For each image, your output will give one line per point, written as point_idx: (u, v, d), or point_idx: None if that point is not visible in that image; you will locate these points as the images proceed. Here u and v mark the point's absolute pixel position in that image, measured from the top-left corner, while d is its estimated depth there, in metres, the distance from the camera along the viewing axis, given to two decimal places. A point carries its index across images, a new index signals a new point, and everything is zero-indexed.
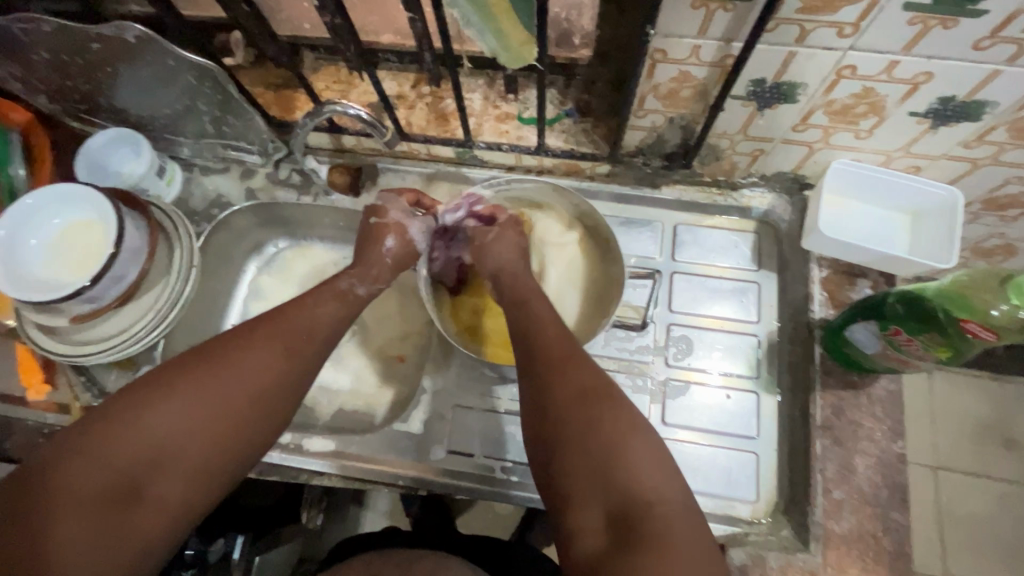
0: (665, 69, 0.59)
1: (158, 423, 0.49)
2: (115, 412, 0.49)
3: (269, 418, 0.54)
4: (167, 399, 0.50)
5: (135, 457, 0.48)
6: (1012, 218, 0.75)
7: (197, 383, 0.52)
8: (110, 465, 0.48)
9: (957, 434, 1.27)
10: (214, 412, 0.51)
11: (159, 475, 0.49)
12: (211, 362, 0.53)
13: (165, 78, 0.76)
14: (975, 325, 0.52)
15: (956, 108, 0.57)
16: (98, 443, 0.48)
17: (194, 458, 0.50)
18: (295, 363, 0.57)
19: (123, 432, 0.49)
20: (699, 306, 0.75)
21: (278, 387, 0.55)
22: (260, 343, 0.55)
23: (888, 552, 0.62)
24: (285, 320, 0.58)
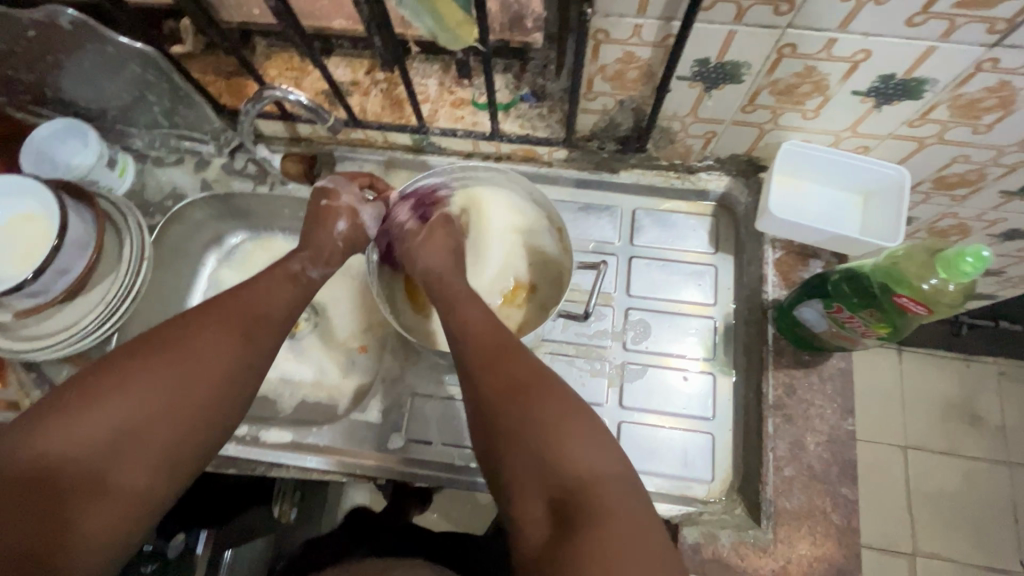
0: (610, 50, 0.59)
1: (113, 411, 0.48)
2: (65, 405, 0.48)
3: (231, 397, 0.54)
4: (121, 386, 0.49)
5: (92, 446, 0.47)
6: (963, 197, 0.76)
7: (151, 368, 0.51)
8: (64, 456, 0.46)
9: (923, 413, 1.30)
10: (171, 393, 0.50)
11: (120, 462, 0.48)
12: (164, 346, 0.52)
13: (107, 67, 0.74)
14: (907, 300, 0.53)
15: (897, 86, 0.57)
16: (48, 435, 0.46)
17: (156, 441, 0.49)
18: (253, 342, 0.56)
19: (75, 422, 0.47)
20: (656, 290, 0.76)
21: (236, 365, 0.54)
22: (213, 327, 0.55)
23: (838, 527, 0.63)
24: (235, 302, 0.57)
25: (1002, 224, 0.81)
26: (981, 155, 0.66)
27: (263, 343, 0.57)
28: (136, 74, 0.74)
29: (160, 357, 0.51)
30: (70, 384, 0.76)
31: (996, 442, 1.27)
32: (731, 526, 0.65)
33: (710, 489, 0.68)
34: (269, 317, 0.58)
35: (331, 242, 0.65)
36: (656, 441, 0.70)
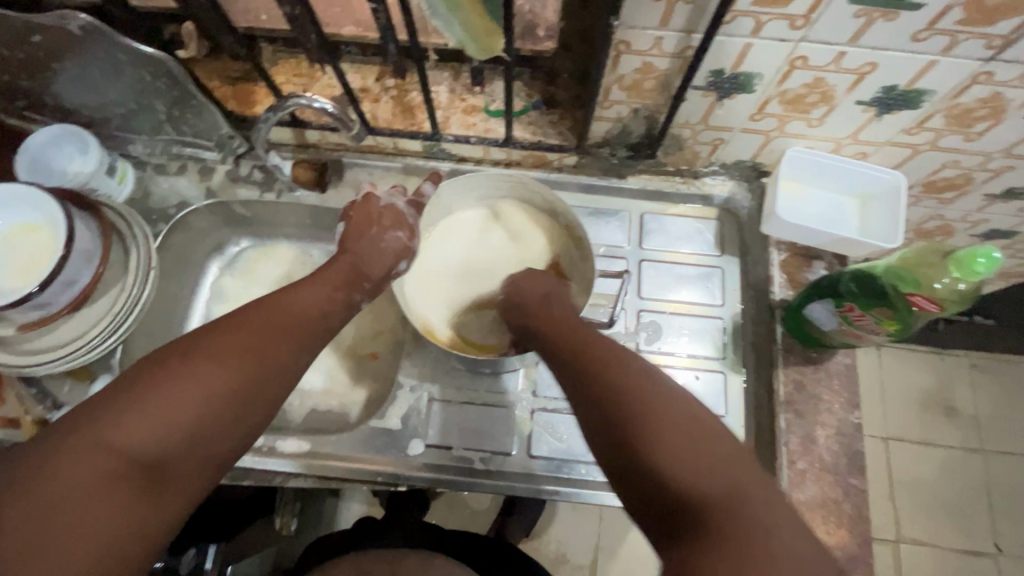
0: (629, 60, 0.61)
1: (171, 400, 0.46)
2: (113, 401, 0.45)
3: (273, 400, 0.53)
4: (175, 381, 0.47)
5: (149, 442, 0.45)
6: (950, 200, 0.81)
7: (204, 364, 0.49)
8: (117, 453, 0.43)
9: (905, 406, 1.36)
10: (224, 391, 0.49)
11: (174, 458, 0.46)
12: (211, 344, 0.51)
13: (113, 73, 0.72)
14: (920, 297, 0.57)
15: (898, 96, 0.61)
16: (102, 431, 0.44)
17: (208, 439, 0.48)
18: (298, 343, 0.56)
19: (131, 417, 0.45)
20: (667, 292, 0.77)
21: (282, 367, 0.53)
22: (265, 325, 0.54)
23: (849, 516, 0.66)
24: (282, 303, 0.57)
25: (984, 225, 0.86)
26: (970, 161, 0.71)
27: (306, 345, 0.57)
28: (143, 79, 0.73)
29: (211, 354, 0.50)
30: (73, 399, 0.73)
31: (972, 431, 1.34)
32: None
33: None
34: (308, 318, 0.58)
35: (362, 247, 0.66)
36: None
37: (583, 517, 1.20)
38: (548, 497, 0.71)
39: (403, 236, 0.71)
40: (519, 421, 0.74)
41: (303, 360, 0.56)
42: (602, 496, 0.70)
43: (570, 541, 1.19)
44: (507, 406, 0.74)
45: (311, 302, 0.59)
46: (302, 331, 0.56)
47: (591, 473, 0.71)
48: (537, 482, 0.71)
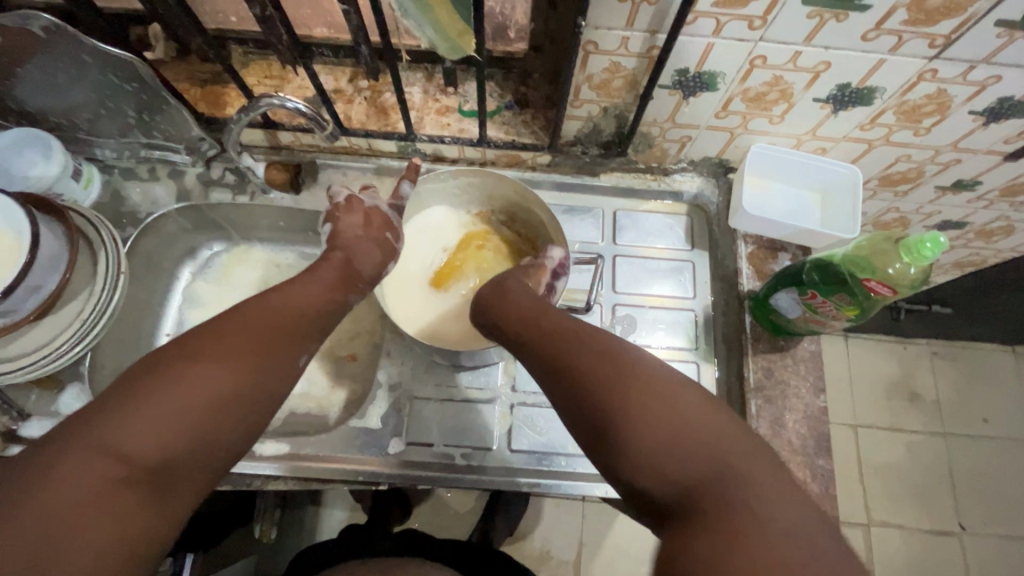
0: (597, 59, 0.63)
1: (177, 402, 0.46)
2: (115, 404, 0.45)
3: (271, 402, 0.52)
4: (175, 383, 0.47)
5: (149, 449, 0.44)
6: (904, 193, 0.85)
7: (203, 366, 0.48)
8: (118, 460, 0.43)
9: (871, 392, 1.41)
10: (225, 393, 0.49)
11: (174, 463, 0.46)
12: (209, 345, 0.50)
13: (76, 73, 0.71)
14: (875, 282, 0.59)
15: (852, 94, 0.64)
16: (103, 438, 0.44)
17: (209, 443, 0.48)
18: (295, 343, 0.55)
19: (131, 423, 0.44)
20: (641, 286, 0.79)
21: (282, 365, 0.54)
22: (264, 323, 0.54)
23: (817, 496, 0.68)
24: (278, 300, 0.57)
25: (936, 216, 0.91)
26: (920, 154, 0.74)
27: (301, 345, 0.56)
28: (109, 81, 0.72)
29: (211, 355, 0.49)
30: (39, 409, 0.71)
31: (933, 415, 1.40)
32: None
33: None
34: (303, 317, 0.57)
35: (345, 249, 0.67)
36: None
37: (566, 513, 1.22)
38: (528, 490, 0.72)
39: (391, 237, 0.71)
40: (498, 416, 0.75)
41: (300, 360, 0.56)
42: (581, 487, 0.71)
43: (553, 537, 1.20)
44: (487, 402, 0.75)
45: (304, 301, 0.59)
46: (296, 330, 0.56)
47: (570, 464, 0.72)
48: (516, 476, 0.72)
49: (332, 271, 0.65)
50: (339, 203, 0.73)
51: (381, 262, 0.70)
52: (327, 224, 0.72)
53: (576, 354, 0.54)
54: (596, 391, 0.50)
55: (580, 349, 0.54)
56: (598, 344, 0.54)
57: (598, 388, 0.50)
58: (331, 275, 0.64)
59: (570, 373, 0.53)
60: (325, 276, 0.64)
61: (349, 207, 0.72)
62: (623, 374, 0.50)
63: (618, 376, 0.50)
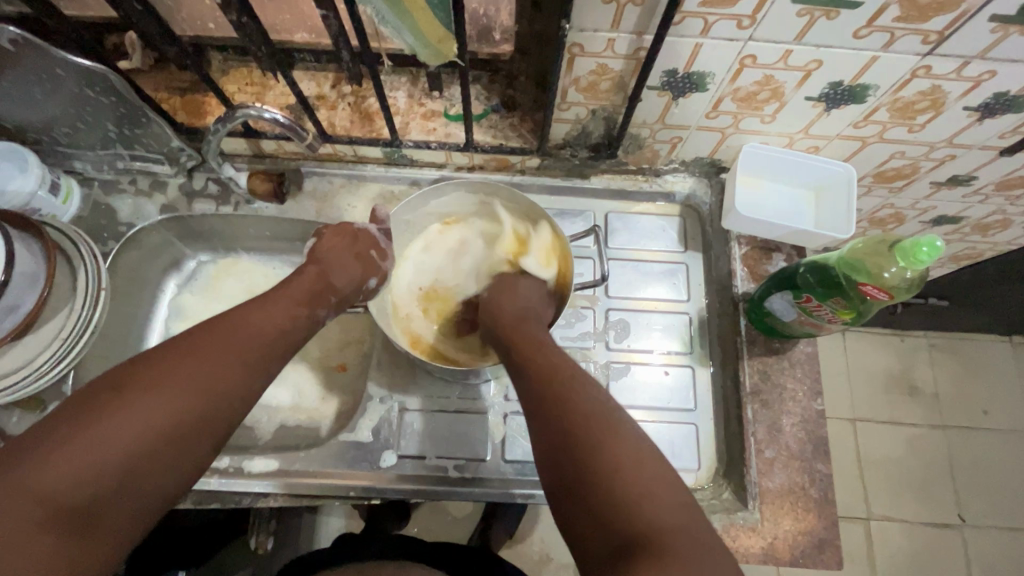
0: (584, 62, 0.61)
1: (108, 435, 0.45)
2: (40, 443, 0.44)
3: (219, 433, 0.51)
4: (109, 417, 0.46)
5: (75, 486, 0.43)
6: (899, 189, 0.84)
7: (141, 398, 0.47)
8: (39, 500, 0.42)
9: (869, 387, 1.41)
10: (164, 425, 0.47)
11: (105, 501, 0.45)
12: (151, 374, 0.49)
13: (49, 86, 0.69)
14: (871, 287, 0.58)
15: (844, 92, 0.63)
16: (24, 478, 0.42)
17: (147, 477, 0.46)
18: (249, 368, 0.54)
19: (57, 459, 0.43)
20: (635, 289, 0.78)
21: (235, 389, 0.52)
22: (209, 347, 0.52)
23: (816, 500, 0.67)
24: (235, 321, 0.56)
25: (932, 212, 0.90)
26: (915, 151, 0.73)
27: (257, 371, 0.55)
28: (84, 95, 0.70)
29: (150, 386, 0.48)
30: (23, 430, 0.70)
31: (932, 408, 1.39)
32: (720, 510, 0.69)
33: (697, 476, 0.71)
34: (259, 339, 0.56)
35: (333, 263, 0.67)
36: None
37: None
38: (523, 501, 0.71)
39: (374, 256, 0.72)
40: (492, 426, 0.73)
41: (256, 385, 0.54)
42: None
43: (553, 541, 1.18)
44: (480, 411, 0.74)
45: (265, 322, 0.57)
46: (249, 354, 0.54)
47: None
48: (512, 486, 0.71)
49: (304, 284, 0.64)
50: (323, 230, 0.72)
51: (362, 278, 0.69)
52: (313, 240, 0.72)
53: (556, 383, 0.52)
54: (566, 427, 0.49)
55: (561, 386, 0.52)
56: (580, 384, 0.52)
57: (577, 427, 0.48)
58: (301, 290, 0.63)
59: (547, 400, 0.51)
60: (294, 291, 0.63)
61: (334, 232, 0.71)
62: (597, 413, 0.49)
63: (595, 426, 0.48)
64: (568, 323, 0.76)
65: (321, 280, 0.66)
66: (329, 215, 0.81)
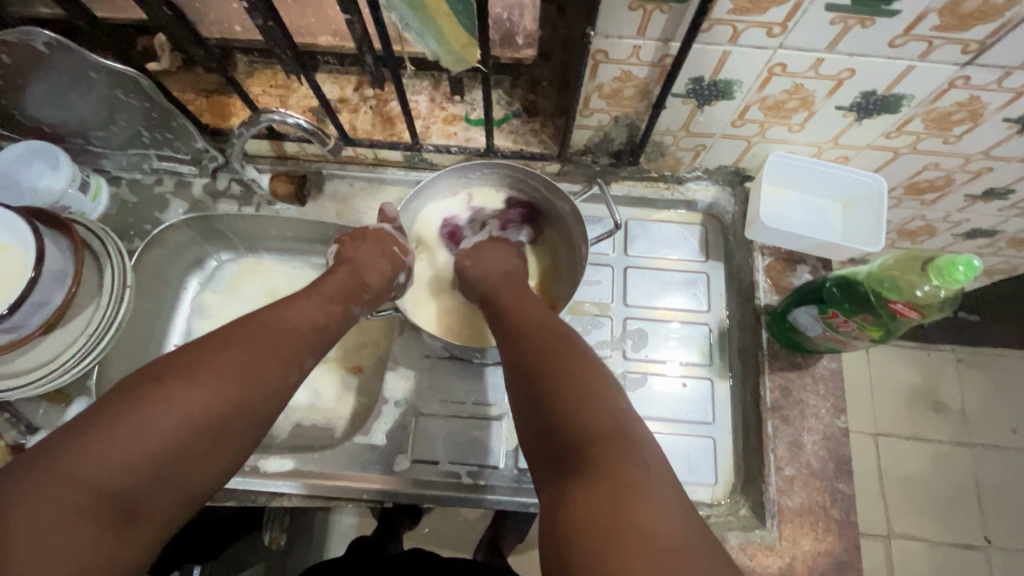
0: (608, 69, 0.60)
1: (151, 423, 0.46)
2: (85, 431, 0.45)
3: (256, 425, 0.52)
4: (150, 405, 0.47)
5: (118, 471, 0.44)
6: (931, 201, 0.81)
7: (183, 389, 0.48)
8: (86, 484, 0.43)
9: (893, 402, 1.37)
10: (201, 415, 0.48)
11: (146, 488, 0.45)
12: (192, 366, 0.50)
13: (82, 88, 0.70)
14: (903, 306, 0.56)
15: (877, 101, 0.61)
16: (70, 463, 0.43)
17: (187, 465, 0.47)
18: (284, 362, 0.54)
19: (100, 447, 0.44)
20: (653, 298, 0.77)
21: (272, 384, 0.53)
22: (243, 342, 0.53)
23: (837, 521, 0.65)
24: (265, 319, 0.56)
25: (965, 225, 0.87)
26: (949, 163, 0.71)
27: (291, 365, 0.55)
28: (114, 97, 0.71)
29: (188, 376, 0.49)
30: (48, 422, 0.72)
31: (959, 425, 1.35)
32: (737, 527, 0.68)
33: (714, 491, 0.70)
34: (293, 334, 0.56)
35: (362, 264, 0.68)
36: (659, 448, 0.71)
37: None
38: (535, 511, 0.70)
39: (398, 252, 0.71)
40: (506, 433, 0.73)
41: (290, 380, 0.55)
42: None
43: None
44: (494, 417, 0.74)
45: (296, 318, 0.58)
46: (285, 349, 0.55)
47: None
48: (525, 495, 0.70)
49: (335, 283, 0.65)
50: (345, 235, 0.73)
51: (391, 276, 0.69)
52: (335, 246, 0.72)
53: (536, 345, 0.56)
54: (539, 385, 0.52)
55: (546, 347, 0.55)
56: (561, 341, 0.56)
57: (549, 379, 0.52)
58: (332, 287, 0.64)
59: (525, 361, 0.55)
60: (327, 289, 0.64)
61: (356, 236, 0.71)
62: (557, 362, 0.53)
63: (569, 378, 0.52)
64: (585, 331, 0.76)
65: (348, 280, 0.66)
66: (349, 217, 0.82)
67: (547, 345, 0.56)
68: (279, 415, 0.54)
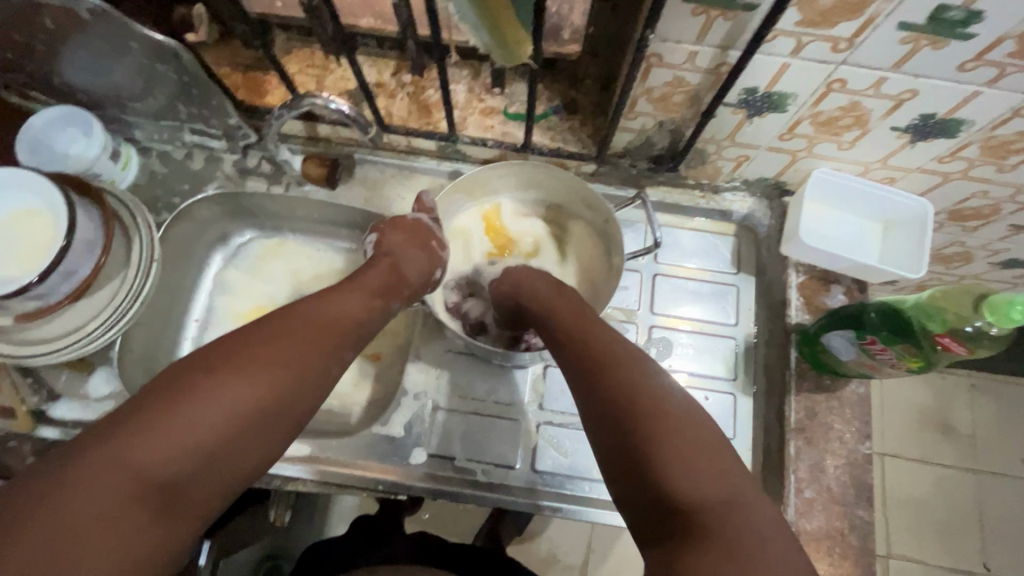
0: (660, 73, 0.59)
1: (199, 411, 0.46)
2: (133, 416, 0.45)
3: (297, 418, 0.51)
4: (199, 393, 0.46)
5: (165, 459, 0.44)
6: (973, 228, 0.79)
7: (230, 377, 0.48)
8: (133, 471, 0.43)
9: (905, 424, 1.36)
10: (247, 408, 0.48)
11: (190, 479, 0.45)
12: (240, 355, 0.50)
13: (118, 55, 0.69)
14: (948, 340, 0.55)
15: (935, 125, 0.59)
16: (119, 448, 0.43)
17: (232, 454, 0.47)
18: (326, 355, 0.54)
19: (148, 434, 0.44)
20: (680, 308, 0.76)
21: (315, 378, 0.52)
22: (287, 333, 0.53)
23: (854, 548, 0.65)
24: (307, 311, 0.55)
25: (1004, 254, 0.85)
26: (999, 192, 0.69)
27: (332, 358, 0.54)
28: (152, 68, 0.71)
29: (237, 367, 0.49)
30: (69, 389, 0.72)
31: (969, 452, 1.34)
32: None
33: None
34: (336, 328, 0.56)
35: (404, 254, 0.67)
36: None
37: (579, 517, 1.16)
38: (548, 514, 0.70)
39: (436, 247, 0.71)
40: (523, 434, 0.73)
41: (329, 373, 0.54)
42: (602, 513, 0.69)
43: (564, 542, 1.15)
44: (512, 417, 0.73)
45: (337, 311, 0.57)
46: (326, 342, 0.54)
47: (594, 490, 0.70)
48: (538, 498, 0.70)
49: (374, 278, 0.63)
50: (381, 224, 0.72)
51: (428, 272, 0.69)
52: (373, 235, 0.72)
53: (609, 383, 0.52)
54: (624, 426, 0.49)
55: (638, 380, 0.51)
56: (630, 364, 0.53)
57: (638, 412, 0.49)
58: (371, 281, 0.63)
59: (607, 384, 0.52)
60: (368, 283, 0.63)
61: (394, 226, 0.70)
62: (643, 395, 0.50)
63: (650, 422, 0.48)
64: None
65: (388, 272, 0.65)
66: (377, 204, 0.81)
67: (632, 375, 0.52)
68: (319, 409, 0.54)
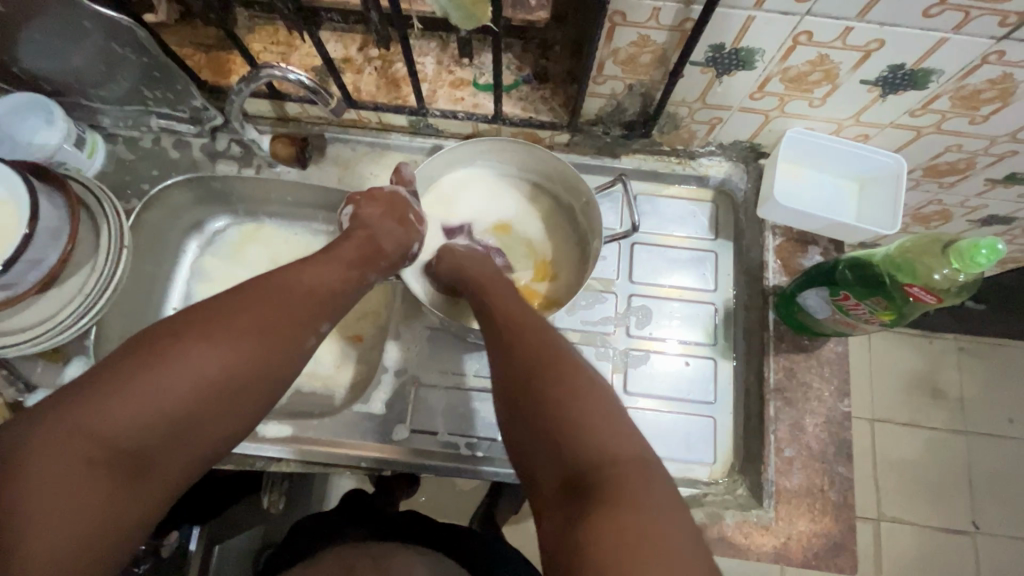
0: (625, 32, 0.58)
1: (163, 382, 0.46)
2: (96, 387, 0.45)
3: (269, 388, 0.51)
4: (162, 364, 0.46)
5: (128, 429, 0.44)
6: (950, 184, 0.79)
7: (192, 348, 0.47)
8: (96, 440, 0.43)
9: (891, 388, 1.37)
10: (215, 376, 0.48)
11: (156, 449, 0.45)
12: (206, 324, 0.49)
13: (74, 36, 0.67)
14: (918, 289, 0.54)
15: (905, 76, 0.58)
16: (81, 418, 0.43)
17: (200, 424, 0.47)
18: (296, 326, 0.53)
19: (111, 405, 0.44)
20: (657, 275, 0.76)
21: (286, 348, 0.52)
22: (256, 302, 0.52)
23: (834, 504, 0.66)
24: (278, 284, 0.54)
25: (982, 210, 0.84)
26: (973, 145, 0.68)
27: (306, 330, 0.54)
28: (111, 50, 0.69)
29: (202, 336, 0.48)
30: (45, 381, 0.71)
31: (955, 413, 1.35)
32: (734, 506, 0.68)
33: (712, 470, 0.70)
34: (304, 300, 0.54)
35: (380, 226, 0.66)
36: (659, 426, 0.70)
37: None
38: None
39: (414, 220, 0.70)
40: None
41: (302, 345, 0.53)
42: None
43: None
44: None
45: (309, 283, 0.56)
46: (294, 314, 0.53)
47: None
48: None
49: (349, 250, 0.63)
50: (358, 194, 0.70)
51: (406, 245, 0.68)
52: (348, 207, 0.70)
53: (523, 354, 0.53)
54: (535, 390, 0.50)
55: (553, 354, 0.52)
56: (574, 370, 0.51)
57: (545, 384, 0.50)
58: (347, 254, 0.62)
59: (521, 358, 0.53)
60: (339, 257, 0.62)
61: (369, 198, 0.69)
62: (559, 365, 0.51)
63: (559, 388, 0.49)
64: (590, 306, 0.75)
65: (362, 245, 0.64)
66: (351, 183, 0.80)
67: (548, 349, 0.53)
68: (292, 378, 0.53)
